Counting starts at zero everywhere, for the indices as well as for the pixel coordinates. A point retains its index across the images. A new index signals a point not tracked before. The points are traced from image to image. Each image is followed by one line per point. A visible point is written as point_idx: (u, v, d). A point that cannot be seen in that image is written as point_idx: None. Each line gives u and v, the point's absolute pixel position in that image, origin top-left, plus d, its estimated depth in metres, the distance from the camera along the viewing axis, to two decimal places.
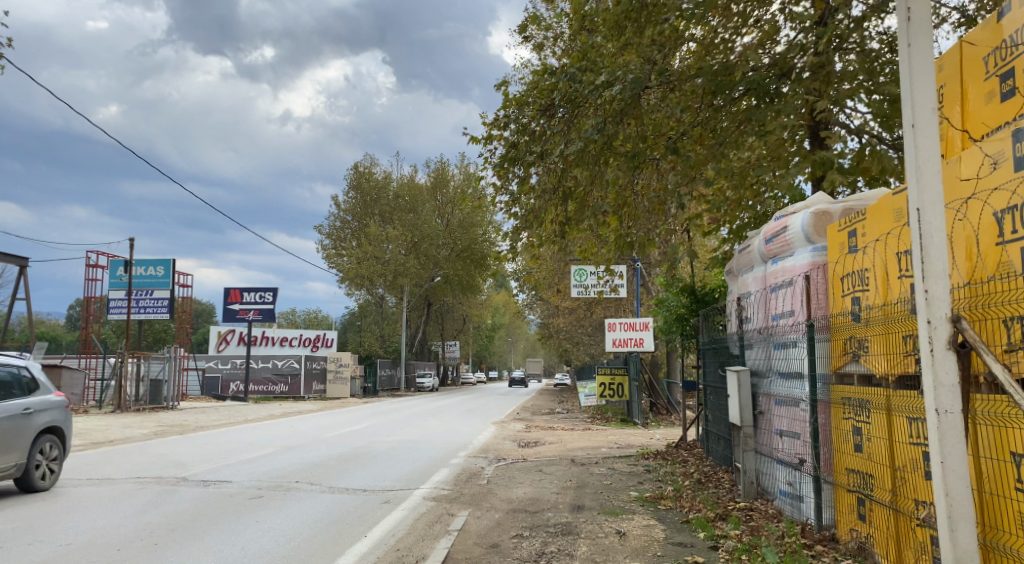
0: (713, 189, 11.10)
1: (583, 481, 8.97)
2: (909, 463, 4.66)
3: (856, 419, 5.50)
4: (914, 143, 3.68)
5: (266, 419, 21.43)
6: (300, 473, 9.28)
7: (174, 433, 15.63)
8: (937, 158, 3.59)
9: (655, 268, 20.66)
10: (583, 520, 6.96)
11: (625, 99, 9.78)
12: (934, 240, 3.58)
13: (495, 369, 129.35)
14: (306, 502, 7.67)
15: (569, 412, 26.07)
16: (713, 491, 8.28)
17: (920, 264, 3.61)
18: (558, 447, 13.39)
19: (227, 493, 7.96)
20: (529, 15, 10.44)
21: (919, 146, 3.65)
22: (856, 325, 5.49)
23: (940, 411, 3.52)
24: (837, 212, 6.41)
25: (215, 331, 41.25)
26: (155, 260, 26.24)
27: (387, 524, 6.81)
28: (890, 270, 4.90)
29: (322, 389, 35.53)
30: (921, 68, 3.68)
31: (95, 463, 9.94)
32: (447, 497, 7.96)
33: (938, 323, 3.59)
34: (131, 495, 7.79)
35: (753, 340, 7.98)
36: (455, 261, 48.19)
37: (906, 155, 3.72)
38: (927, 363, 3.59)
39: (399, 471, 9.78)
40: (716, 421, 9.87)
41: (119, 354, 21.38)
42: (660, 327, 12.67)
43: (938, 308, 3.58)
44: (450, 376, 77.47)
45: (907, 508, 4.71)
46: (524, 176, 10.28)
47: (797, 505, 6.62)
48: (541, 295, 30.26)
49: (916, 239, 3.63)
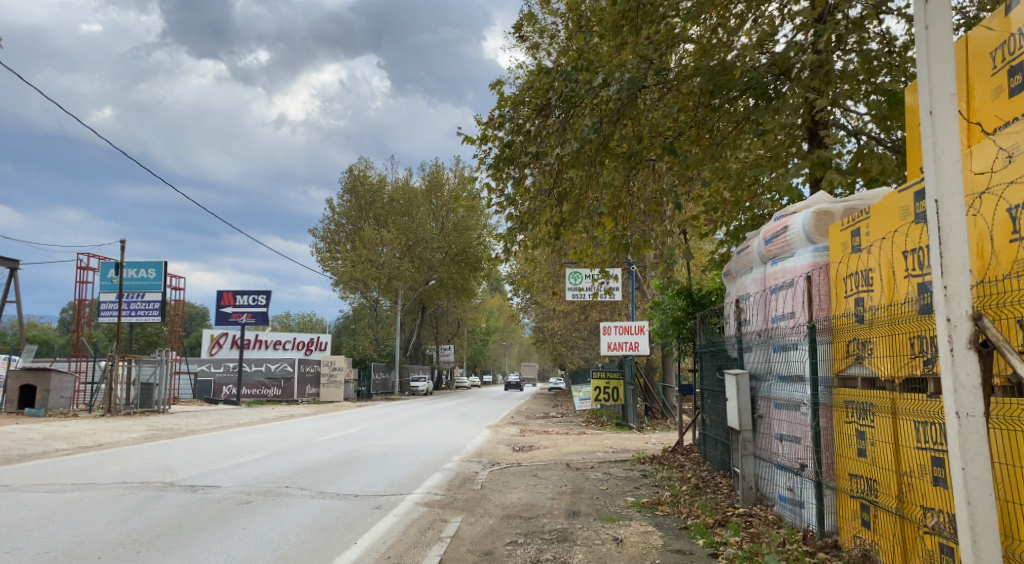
0: (710, 190, 10.97)
1: (578, 487, 8.82)
2: (917, 468, 4.52)
3: (860, 423, 5.36)
4: (932, 131, 3.47)
5: (258, 423, 21.22)
6: (290, 478, 9.10)
7: (164, 438, 15.43)
8: (957, 146, 3.40)
9: (651, 271, 20.56)
10: (579, 526, 6.81)
11: (621, 98, 9.65)
12: (952, 232, 3.38)
13: (490, 374, 129.11)
14: (295, 507, 7.49)
15: (564, 416, 25.92)
16: (712, 496, 8.14)
17: (939, 257, 3.40)
18: (553, 451, 13.24)
19: (215, 498, 7.77)
20: (524, 14, 10.31)
21: (938, 134, 3.46)
22: (860, 326, 5.34)
23: (961, 415, 3.31)
24: (839, 212, 6.29)
25: (207, 334, 41.01)
26: (147, 262, 26.01)
27: (378, 531, 6.64)
28: (896, 270, 4.74)
29: (316, 393, 35.30)
30: (940, 50, 3.48)
31: (82, 467, 9.75)
32: (440, 503, 7.79)
33: (958, 321, 3.37)
34: (115, 501, 7.60)
35: (751, 342, 7.85)
36: (450, 264, 47.97)
37: (923, 143, 3.52)
38: (946, 363, 3.38)
39: (391, 476, 9.61)
40: (713, 425, 9.72)
41: (110, 357, 21.16)
42: (656, 330, 12.53)
43: (958, 305, 3.36)
44: (445, 380, 77.28)
45: (915, 515, 4.57)
46: (519, 176, 10.14)
47: (798, 511, 6.48)
48: (536, 298, 30.11)
49: (934, 232, 3.43)
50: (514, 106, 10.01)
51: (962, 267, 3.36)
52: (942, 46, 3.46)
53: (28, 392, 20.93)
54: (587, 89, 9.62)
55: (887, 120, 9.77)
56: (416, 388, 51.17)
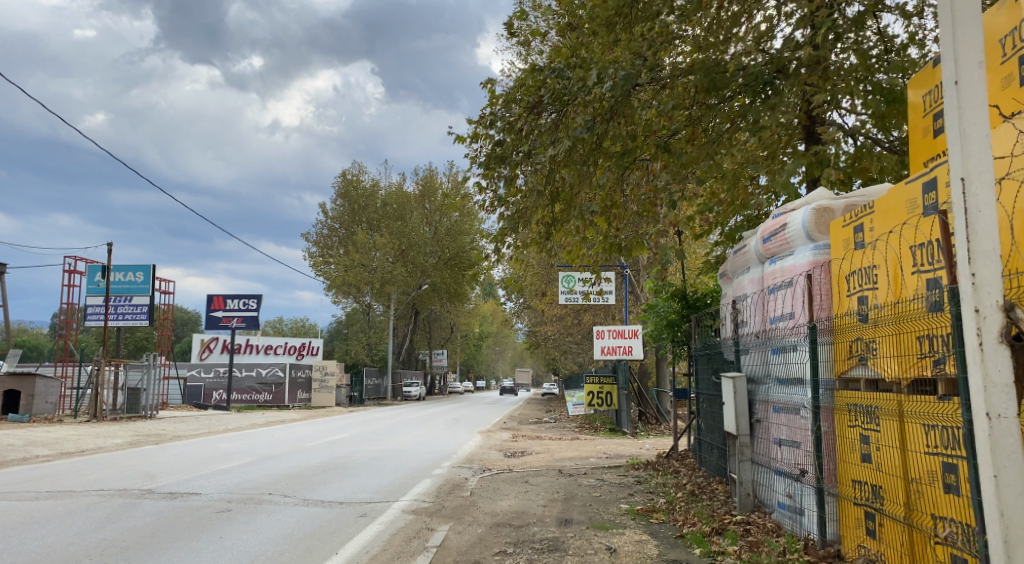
0: (706, 190, 10.74)
1: (571, 494, 8.56)
2: (926, 475, 4.30)
3: (864, 427, 5.13)
4: (957, 107, 3.24)
5: (247, 428, 20.91)
6: (273, 485, 8.82)
7: (150, 443, 15.11)
8: (985, 123, 3.16)
9: (645, 275, 20.29)
10: (571, 535, 6.55)
11: (613, 93, 9.37)
12: (981, 216, 3.14)
13: (483, 379, 128.72)
14: (276, 516, 7.21)
15: (557, 422, 25.64)
16: (708, 503, 7.89)
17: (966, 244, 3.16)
18: (545, 457, 12.98)
19: (193, 506, 7.49)
20: (516, 10, 10.07)
21: (964, 111, 3.22)
22: (863, 326, 5.11)
23: (993, 415, 3.07)
24: (840, 209, 6.07)
25: (198, 339, 40.66)
26: (135, 265, 25.75)
27: (361, 540, 6.37)
28: (902, 265, 4.50)
29: (307, 398, 34.92)
30: (966, 21, 3.24)
31: (59, 474, 9.45)
32: (427, 511, 7.52)
33: (988, 313, 3.12)
34: (88, 509, 7.30)
35: (749, 344, 7.62)
36: (443, 269, 47.31)
37: (947, 121, 3.28)
38: (975, 359, 3.14)
39: (378, 483, 9.33)
40: (709, 430, 9.48)
41: (96, 361, 20.82)
42: (651, 333, 12.30)
43: (987, 295, 3.12)
44: (438, 385, 76.92)
45: (924, 525, 4.34)
46: (510, 176, 9.89)
47: (798, 518, 6.24)
48: (529, 303, 29.87)
49: (961, 216, 3.19)
50: (505, 104, 9.79)
51: (991, 254, 3.12)
52: (967, 17, 3.23)
53: (13, 397, 20.59)
54: (580, 86, 9.37)
55: (886, 120, 9.57)
56: (408, 393, 50.80)
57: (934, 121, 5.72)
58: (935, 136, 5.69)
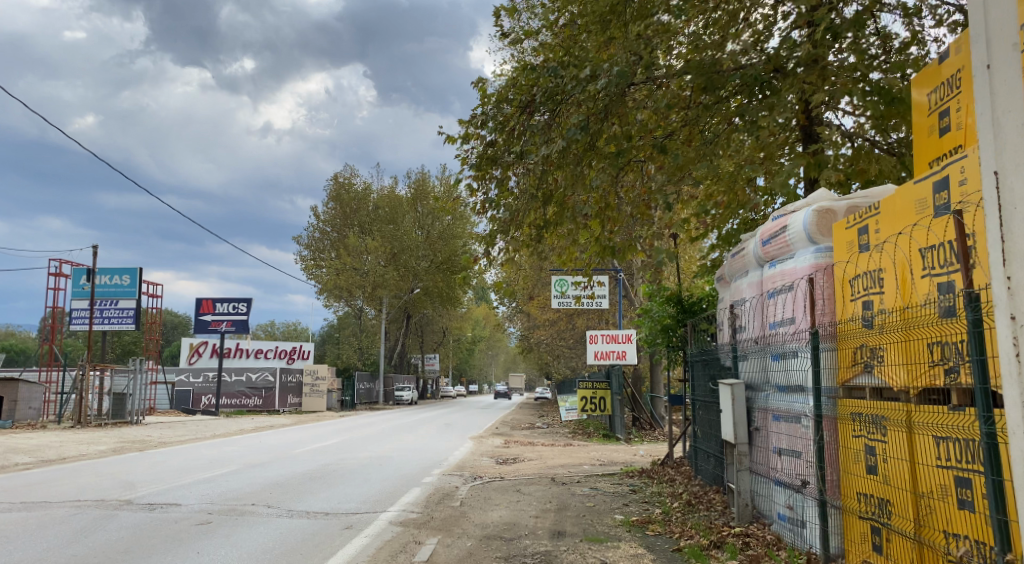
0: (701, 191, 10.55)
1: (563, 503, 8.32)
2: (937, 489, 4.10)
3: (869, 437, 4.93)
4: (992, 106, 3.30)
5: (235, 434, 20.61)
6: (257, 495, 8.55)
7: (133, 450, 14.78)
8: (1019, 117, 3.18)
9: (639, 278, 20.11)
10: (564, 548, 6.32)
11: (607, 91, 9.16)
12: (1016, 211, 3.17)
13: (476, 383, 128.34)
14: (258, 528, 6.96)
15: (550, 426, 25.40)
16: (705, 513, 7.70)
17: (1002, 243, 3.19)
18: (538, 464, 12.73)
19: (173, 518, 7.23)
20: (508, 8, 9.87)
21: (998, 110, 3.28)
22: (868, 332, 4.91)
23: None
24: (842, 210, 5.89)
25: (186, 343, 40.26)
26: (120, 269, 25.29)
27: (346, 554, 6.12)
28: (910, 269, 4.30)
29: (298, 403, 34.56)
30: (998, 22, 3.33)
31: (35, 484, 9.15)
32: (415, 522, 7.28)
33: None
34: (63, 521, 7.03)
35: (747, 350, 7.43)
36: (435, 272, 47.14)
37: (983, 120, 3.35)
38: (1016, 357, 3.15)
39: (365, 492, 9.08)
40: (706, 438, 9.27)
41: (81, 366, 20.49)
42: (645, 338, 12.08)
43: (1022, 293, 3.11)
44: (430, 390, 76.58)
45: (936, 542, 4.14)
46: (502, 177, 9.67)
47: (799, 531, 6.03)
48: (522, 307, 29.65)
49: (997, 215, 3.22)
50: (497, 103, 9.57)
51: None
52: (999, 17, 3.32)
53: None
54: (573, 84, 9.20)
55: (884, 120, 9.39)
56: (400, 397, 50.45)
57: (939, 120, 5.54)
58: (941, 136, 5.51)
